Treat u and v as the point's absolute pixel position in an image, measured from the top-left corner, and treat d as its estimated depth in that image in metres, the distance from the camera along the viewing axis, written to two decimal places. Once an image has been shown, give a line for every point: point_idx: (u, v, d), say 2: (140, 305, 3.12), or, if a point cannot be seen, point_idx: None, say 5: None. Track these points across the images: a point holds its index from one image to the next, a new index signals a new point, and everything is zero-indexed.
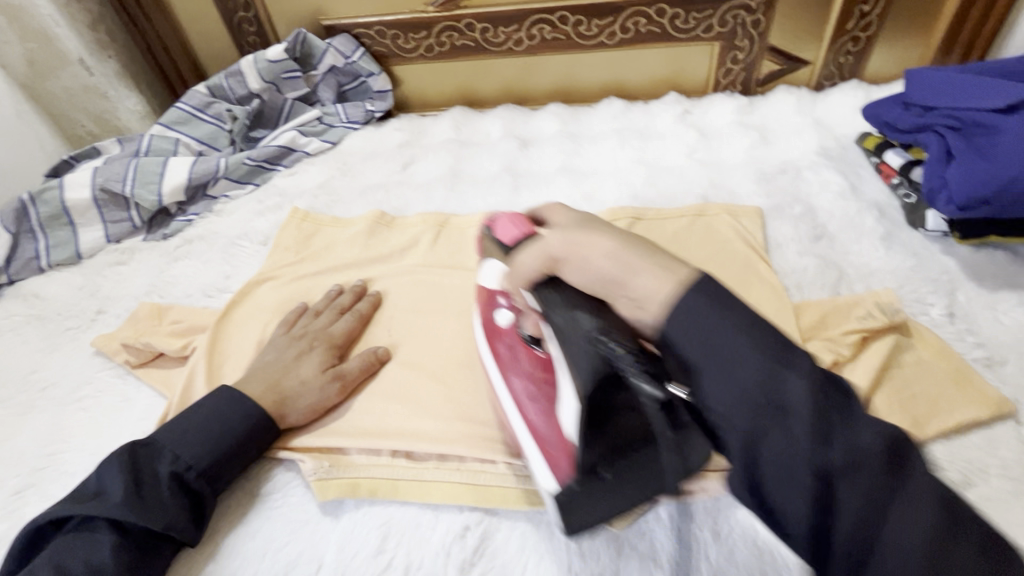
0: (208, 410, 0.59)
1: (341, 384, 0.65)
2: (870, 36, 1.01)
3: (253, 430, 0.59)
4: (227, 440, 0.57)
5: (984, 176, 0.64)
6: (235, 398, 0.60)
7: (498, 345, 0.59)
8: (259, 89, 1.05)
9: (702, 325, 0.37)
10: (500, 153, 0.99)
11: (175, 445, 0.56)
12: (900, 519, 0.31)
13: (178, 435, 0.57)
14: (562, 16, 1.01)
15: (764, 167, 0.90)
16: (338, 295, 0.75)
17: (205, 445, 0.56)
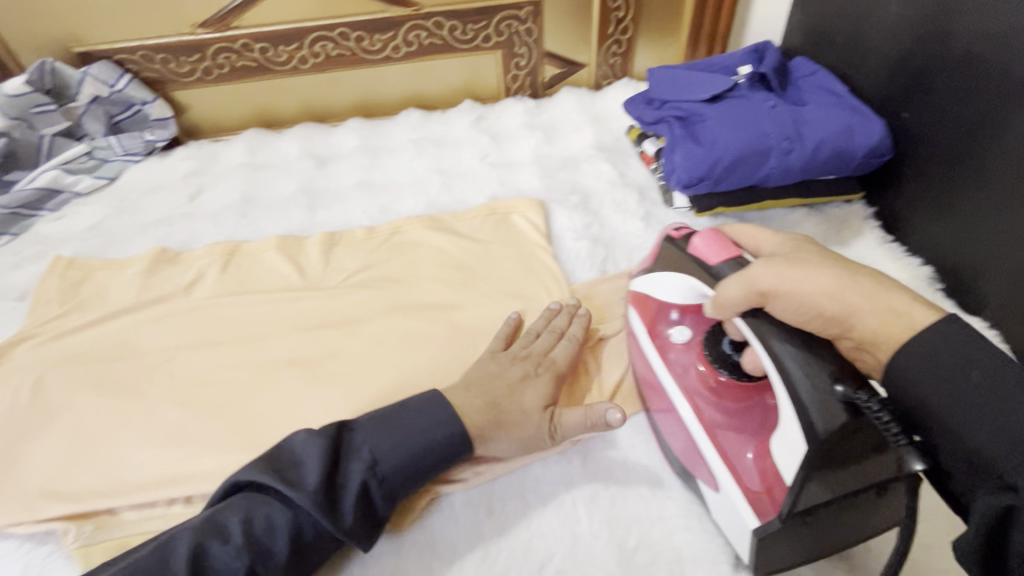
0: (421, 421, 0.55)
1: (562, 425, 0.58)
2: (629, 39, 1.13)
3: (456, 453, 0.55)
4: (427, 459, 0.54)
5: (698, 158, 0.75)
6: (446, 418, 0.55)
7: (670, 356, 0.58)
8: (5, 127, 0.92)
9: (934, 364, 0.41)
10: (296, 174, 0.98)
11: (373, 446, 0.53)
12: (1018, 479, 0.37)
13: (385, 440, 0.53)
14: (341, 32, 1.02)
15: (549, 163, 0.98)
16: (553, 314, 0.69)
17: (404, 459, 0.53)
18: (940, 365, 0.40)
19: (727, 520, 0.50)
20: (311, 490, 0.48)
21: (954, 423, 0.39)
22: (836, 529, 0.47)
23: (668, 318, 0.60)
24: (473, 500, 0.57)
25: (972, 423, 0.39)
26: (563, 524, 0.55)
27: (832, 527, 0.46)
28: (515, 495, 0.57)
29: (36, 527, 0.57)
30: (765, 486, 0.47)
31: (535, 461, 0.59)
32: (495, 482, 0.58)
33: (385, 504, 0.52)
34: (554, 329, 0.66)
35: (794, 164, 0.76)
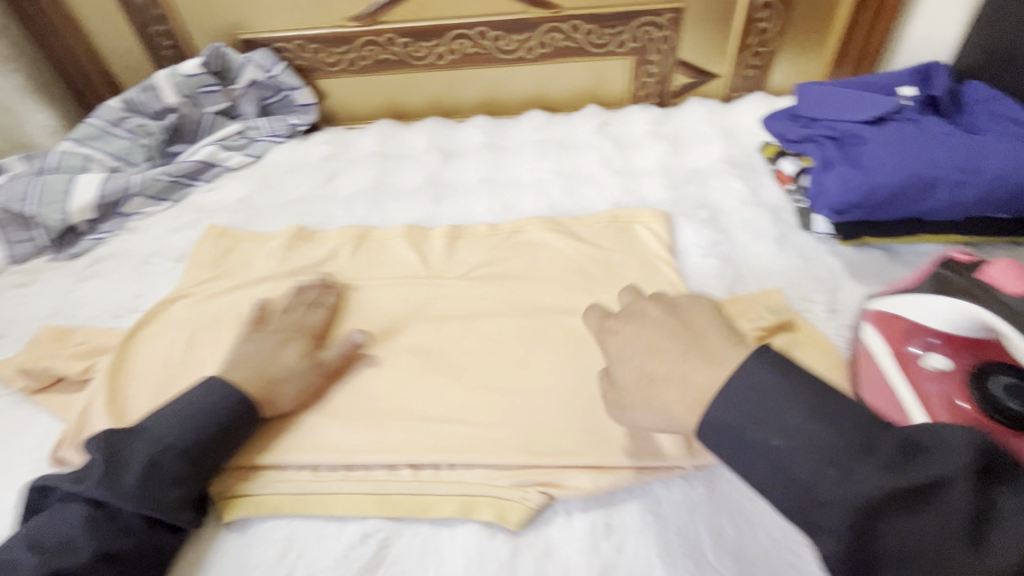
0: (205, 391, 0.59)
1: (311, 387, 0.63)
2: (770, 51, 1.08)
3: (233, 417, 0.58)
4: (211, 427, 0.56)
5: (852, 182, 0.70)
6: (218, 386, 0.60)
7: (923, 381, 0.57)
8: (176, 103, 1.03)
9: (741, 394, 0.39)
10: (423, 165, 1.01)
11: (156, 430, 0.55)
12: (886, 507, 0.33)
13: (161, 421, 0.56)
14: (480, 31, 1.04)
15: (675, 175, 0.95)
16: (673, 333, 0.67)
17: (188, 427, 0.56)
18: (765, 399, 0.38)
19: None
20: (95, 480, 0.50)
21: (807, 446, 0.36)
22: None
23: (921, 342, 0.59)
24: (592, 509, 0.55)
25: (778, 435, 0.37)
26: (686, 552, 0.52)
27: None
28: (634, 513, 0.55)
29: None
30: None
31: (657, 481, 0.57)
32: (615, 495, 0.56)
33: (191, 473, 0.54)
34: None
35: (967, 198, 0.69)
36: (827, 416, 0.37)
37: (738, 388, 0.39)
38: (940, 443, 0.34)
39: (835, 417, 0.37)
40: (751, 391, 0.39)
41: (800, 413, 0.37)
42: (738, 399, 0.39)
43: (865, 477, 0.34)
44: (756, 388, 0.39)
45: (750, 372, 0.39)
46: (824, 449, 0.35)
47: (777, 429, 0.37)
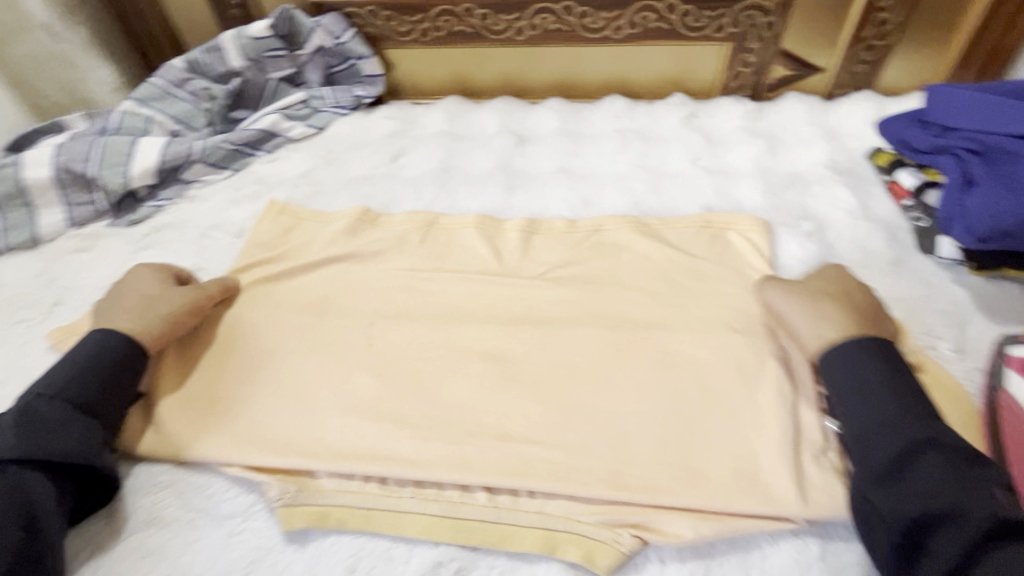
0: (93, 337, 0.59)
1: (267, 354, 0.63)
2: (886, 46, 0.97)
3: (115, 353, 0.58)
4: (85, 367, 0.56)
5: (1007, 206, 0.61)
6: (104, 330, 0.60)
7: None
8: (241, 66, 0.99)
9: (856, 367, 0.52)
10: (495, 149, 0.94)
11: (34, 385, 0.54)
12: (924, 476, 0.44)
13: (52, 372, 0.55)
14: (567, 6, 0.96)
15: (773, 178, 0.86)
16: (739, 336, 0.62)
17: (80, 376, 0.55)
18: (864, 379, 0.51)
19: None
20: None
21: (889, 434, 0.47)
22: None
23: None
24: (690, 560, 0.50)
25: (869, 407, 0.50)
26: None
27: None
28: (737, 568, 0.49)
29: (243, 473, 0.57)
30: None
31: (763, 534, 0.51)
32: (714, 546, 0.50)
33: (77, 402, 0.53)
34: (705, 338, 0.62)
35: None
36: (904, 401, 0.49)
37: (864, 368, 0.51)
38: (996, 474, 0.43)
39: (907, 397, 0.49)
40: (877, 374, 0.51)
41: (897, 407, 0.48)
42: (858, 368, 0.52)
43: (924, 425, 0.47)
44: (880, 386, 0.50)
45: (855, 352, 0.53)
46: (915, 445, 0.46)
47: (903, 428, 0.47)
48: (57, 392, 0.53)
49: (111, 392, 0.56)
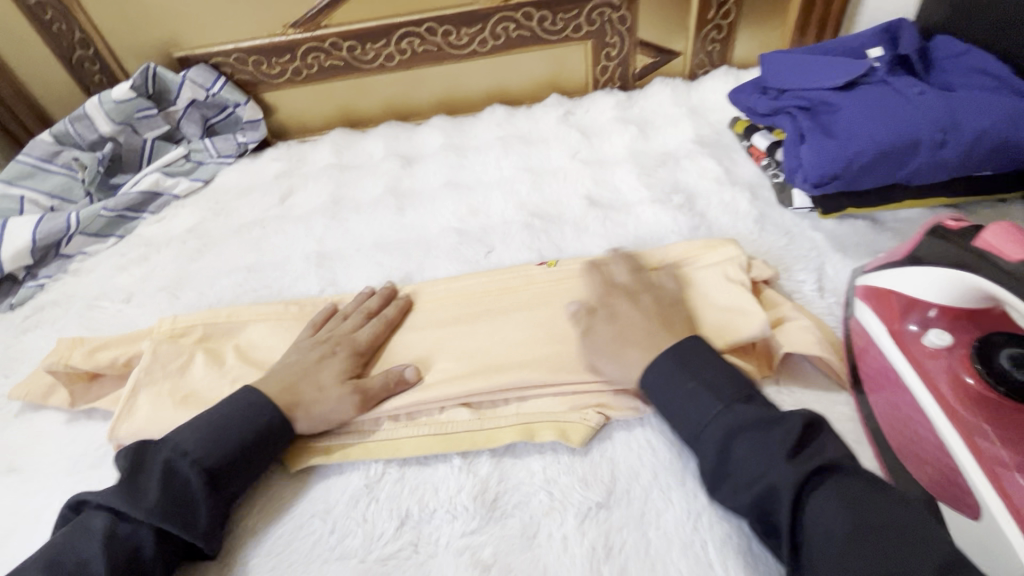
0: (226, 413, 0.56)
1: (362, 397, 0.60)
2: (731, 24, 1.04)
3: (262, 425, 0.56)
4: (233, 438, 0.54)
5: (834, 153, 0.67)
6: (253, 401, 0.57)
7: (925, 363, 0.53)
8: (111, 132, 0.97)
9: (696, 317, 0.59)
10: (382, 174, 0.96)
11: (189, 441, 0.53)
12: (707, 363, 0.53)
13: (197, 435, 0.54)
14: (429, 27, 0.99)
15: (645, 160, 0.91)
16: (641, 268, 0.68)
17: (212, 440, 0.54)
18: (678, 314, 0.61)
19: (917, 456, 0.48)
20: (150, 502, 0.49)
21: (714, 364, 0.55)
22: (738, 460, 0.46)
23: (917, 315, 0.55)
24: (592, 530, 0.51)
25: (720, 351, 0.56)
26: (695, 569, 0.48)
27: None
28: (635, 529, 0.51)
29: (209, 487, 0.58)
30: None
31: (655, 492, 0.53)
32: (614, 513, 0.52)
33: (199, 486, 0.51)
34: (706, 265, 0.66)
35: (949, 158, 0.65)
36: (755, 446, 0.45)
37: (678, 385, 0.52)
38: (794, 425, 0.45)
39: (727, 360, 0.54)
40: (687, 385, 0.52)
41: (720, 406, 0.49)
42: (673, 382, 0.52)
43: (738, 413, 0.48)
44: (693, 391, 0.51)
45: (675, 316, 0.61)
46: (736, 433, 0.47)
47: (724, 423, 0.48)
48: (201, 460, 0.52)
49: (246, 465, 0.54)
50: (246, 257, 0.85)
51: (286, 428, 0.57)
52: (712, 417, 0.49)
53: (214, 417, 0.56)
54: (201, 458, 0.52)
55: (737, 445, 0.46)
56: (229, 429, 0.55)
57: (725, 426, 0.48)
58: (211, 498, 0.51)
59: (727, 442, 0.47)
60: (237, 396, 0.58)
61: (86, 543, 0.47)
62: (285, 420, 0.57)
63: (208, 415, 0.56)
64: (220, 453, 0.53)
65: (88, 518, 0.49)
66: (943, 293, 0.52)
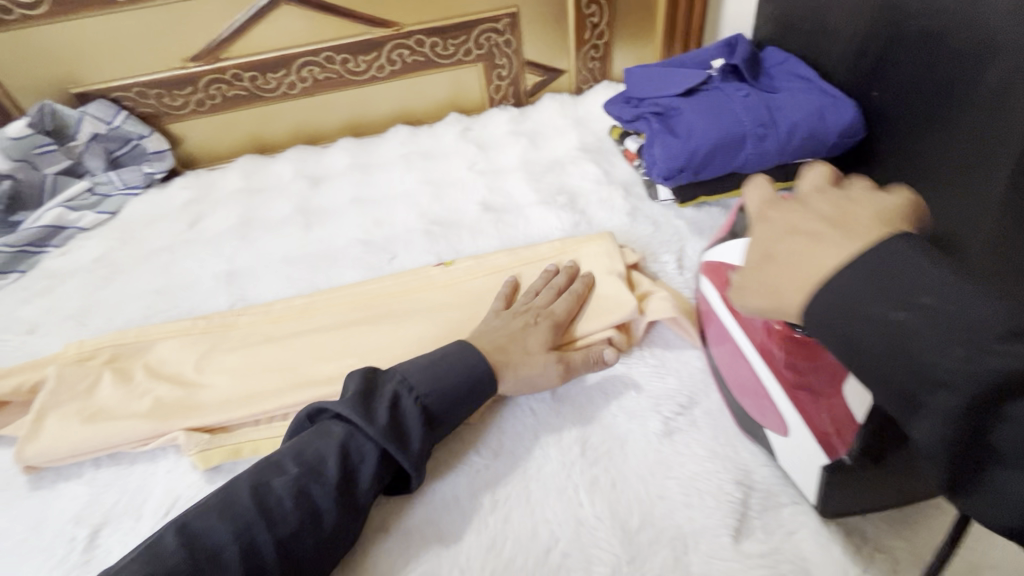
0: (456, 357, 0.61)
1: (564, 364, 0.64)
2: (606, 43, 1.16)
3: (477, 371, 0.60)
4: (467, 379, 0.59)
5: (678, 149, 0.78)
6: (464, 351, 0.61)
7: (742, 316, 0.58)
8: (10, 169, 0.95)
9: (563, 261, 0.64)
10: (291, 195, 1.00)
11: (414, 376, 0.58)
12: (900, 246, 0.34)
13: (417, 370, 0.59)
14: (327, 56, 1.05)
15: (535, 167, 1.00)
16: (553, 275, 0.74)
17: (436, 381, 0.58)
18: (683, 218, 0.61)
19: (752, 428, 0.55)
20: (379, 425, 0.52)
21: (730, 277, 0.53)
22: (940, 376, 0.31)
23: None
24: (481, 487, 0.58)
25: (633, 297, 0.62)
26: (567, 509, 0.55)
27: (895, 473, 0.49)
28: (518, 483, 0.58)
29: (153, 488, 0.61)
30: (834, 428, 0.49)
31: (536, 450, 0.60)
32: (500, 472, 0.59)
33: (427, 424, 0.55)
34: (553, 286, 0.71)
35: (770, 149, 0.78)
36: (938, 353, 0.32)
37: None
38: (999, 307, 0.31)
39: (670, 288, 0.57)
40: (856, 285, 0.34)
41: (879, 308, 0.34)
42: None
43: (926, 309, 0.32)
44: (853, 287, 0.34)
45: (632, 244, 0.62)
46: (921, 338, 0.32)
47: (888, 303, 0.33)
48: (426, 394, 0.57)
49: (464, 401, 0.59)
50: (155, 282, 0.87)
51: (490, 384, 0.60)
52: (869, 326, 0.34)
53: (432, 362, 0.60)
54: (424, 396, 0.56)
55: (919, 358, 0.32)
56: (443, 365, 0.59)
57: (893, 334, 0.33)
58: (428, 432, 0.56)
59: (898, 358, 0.33)
60: (456, 350, 0.61)
61: (324, 441, 0.53)
62: (491, 376, 0.61)
63: (430, 359, 0.60)
64: (439, 395, 0.57)
65: (329, 424, 0.55)
66: (743, 257, 0.61)
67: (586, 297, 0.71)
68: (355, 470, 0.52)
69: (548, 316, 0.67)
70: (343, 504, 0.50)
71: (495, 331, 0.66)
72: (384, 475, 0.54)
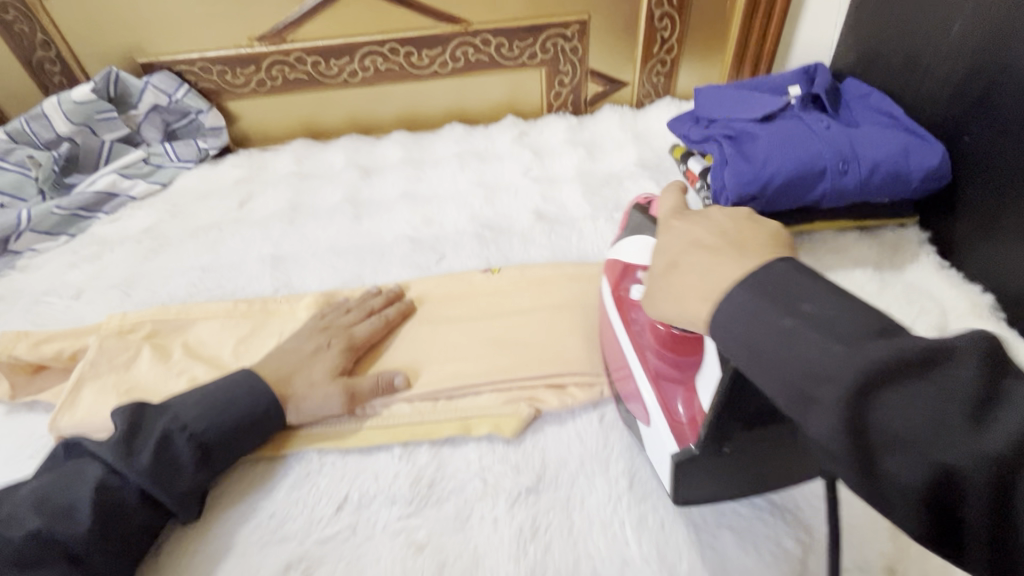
0: (222, 385, 0.60)
1: (351, 396, 0.63)
2: (674, 59, 1.13)
3: (263, 407, 0.59)
4: (234, 415, 0.58)
5: (751, 176, 0.74)
6: (247, 379, 0.61)
7: (630, 316, 0.57)
8: (69, 132, 0.97)
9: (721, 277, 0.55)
10: (341, 184, 0.99)
11: (179, 407, 0.57)
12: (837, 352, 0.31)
13: (187, 401, 0.58)
14: (392, 47, 1.04)
15: (591, 180, 0.97)
16: (371, 296, 0.75)
17: (205, 412, 0.57)
18: None
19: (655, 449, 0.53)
20: (139, 464, 0.52)
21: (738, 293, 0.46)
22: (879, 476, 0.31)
23: (633, 277, 0.58)
24: (519, 512, 0.55)
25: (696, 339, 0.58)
26: (611, 546, 0.52)
27: (763, 459, 0.48)
28: (561, 511, 0.55)
29: None
30: (688, 418, 0.49)
31: (581, 478, 0.58)
32: (541, 497, 0.56)
33: (194, 462, 0.54)
34: (364, 308, 0.73)
35: (848, 185, 0.75)
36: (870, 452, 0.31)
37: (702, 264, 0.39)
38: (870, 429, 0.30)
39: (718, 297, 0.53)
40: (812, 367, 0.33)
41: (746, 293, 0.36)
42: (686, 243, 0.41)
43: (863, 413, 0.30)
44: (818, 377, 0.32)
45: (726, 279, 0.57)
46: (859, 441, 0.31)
47: (772, 313, 0.34)
48: (197, 431, 0.55)
49: (236, 440, 0.57)
50: (200, 258, 0.87)
51: (278, 419, 0.60)
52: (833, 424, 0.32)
53: (218, 396, 0.58)
54: (196, 434, 0.55)
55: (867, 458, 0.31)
56: (224, 399, 0.58)
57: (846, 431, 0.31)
58: (198, 471, 0.54)
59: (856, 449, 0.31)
60: (239, 379, 0.60)
61: (77, 484, 0.51)
62: (278, 411, 0.60)
63: (209, 392, 0.59)
64: (214, 428, 0.56)
65: (86, 462, 0.53)
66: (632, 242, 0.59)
67: (398, 322, 0.73)
68: (118, 506, 0.51)
69: (345, 338, 0.68)
70: (106, 541, 0.49)
71: (281, 359, 0.64)
72: (153, 515, 0.53)
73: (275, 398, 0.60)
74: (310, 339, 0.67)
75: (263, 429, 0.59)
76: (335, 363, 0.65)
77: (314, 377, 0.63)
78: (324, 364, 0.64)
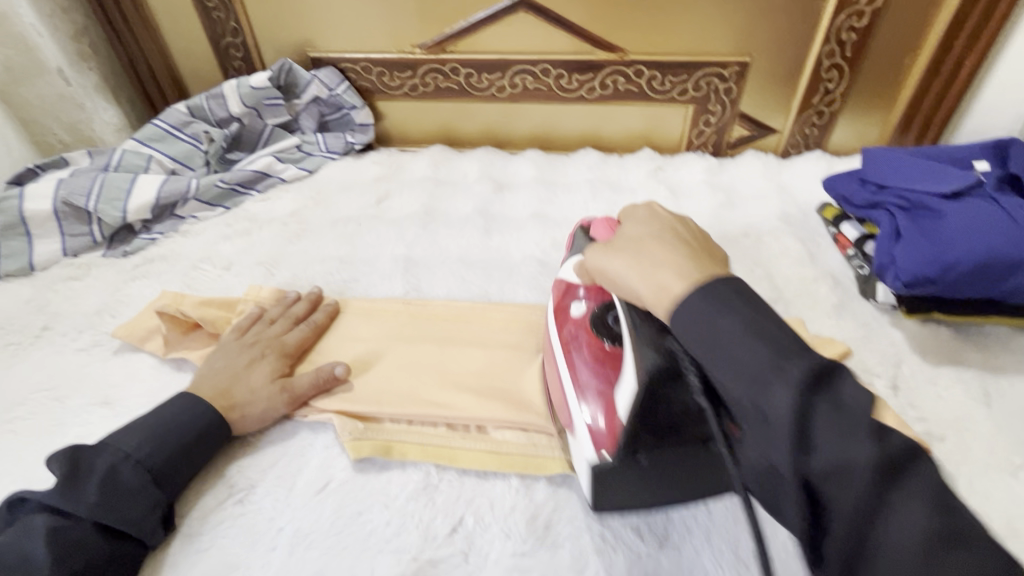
0: (167, 410, 0.61)
1: (292, 396, 0.65)
2: (833, 112, 1.06)
3: (207, 427, 0.61)
4: (181, 437, 0.59)
5: (927, 257, 0.68)
6: (189, 403, 0.62)
7: (566, 330, 0.59)
8: (239, 113, 1.06)
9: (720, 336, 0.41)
10: (475, 195, 1.01)
11: (118, 439, 0.57)
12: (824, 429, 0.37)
13: (123, 433, 0.58)
14: (544, 68, 1.05)
15: (728, 228, 0.93)
16: (293, 303, 0.76)
17: (150, 439, 0.58)
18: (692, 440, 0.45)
19: (577, 459, 0.54)
20: (88, 500, 0.52)
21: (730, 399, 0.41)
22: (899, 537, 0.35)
23: (573, 295, 0.61)
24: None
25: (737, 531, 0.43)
26: None
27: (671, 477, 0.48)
28: None
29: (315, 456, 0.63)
30: (607, 427, 0.50)
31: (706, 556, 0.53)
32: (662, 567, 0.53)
33: (149, 484, 0.55)
34: (288, 316, 0.74)
35: None
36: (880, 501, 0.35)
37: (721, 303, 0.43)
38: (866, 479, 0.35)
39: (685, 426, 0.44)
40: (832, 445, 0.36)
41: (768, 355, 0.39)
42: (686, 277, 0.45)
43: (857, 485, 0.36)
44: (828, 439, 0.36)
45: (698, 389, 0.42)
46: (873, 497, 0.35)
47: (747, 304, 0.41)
48: (142, 457, 0.56)
49: (185, 461, 0.58)
50: (339, 249, 0.90)
51: (223, 428, 0.62)
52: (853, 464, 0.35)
53: (155, 422, 0.59)
54: (142, 459, 0.56)
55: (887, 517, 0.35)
56: (159, 425, 0.59)
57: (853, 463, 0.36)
58: (154, 492, 0.55)
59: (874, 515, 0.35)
60: (175, 401, 0.62)
61: (33, 533, 0.49)
62: (221, 421, 0.62)
63: (146, 421, 0.60)
64: (160, 452, 0.57)
65: (34, 515, 0.51)
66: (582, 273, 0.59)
67: (325, 324, 0.75)
68: (83, 543, 0.50)
69: (276, 346, 0.69)
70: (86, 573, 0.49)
71: (259, 369, 0.66)
72: (125, 547, 0.53)
73: (224, 416, 0.62)
74: (236, 353, 0.68)
75: (214, 447, 0.61)
76: (274, 367, 0.67)
77: (252, 383, 0.65)
78: (261, 370, 0.66)
